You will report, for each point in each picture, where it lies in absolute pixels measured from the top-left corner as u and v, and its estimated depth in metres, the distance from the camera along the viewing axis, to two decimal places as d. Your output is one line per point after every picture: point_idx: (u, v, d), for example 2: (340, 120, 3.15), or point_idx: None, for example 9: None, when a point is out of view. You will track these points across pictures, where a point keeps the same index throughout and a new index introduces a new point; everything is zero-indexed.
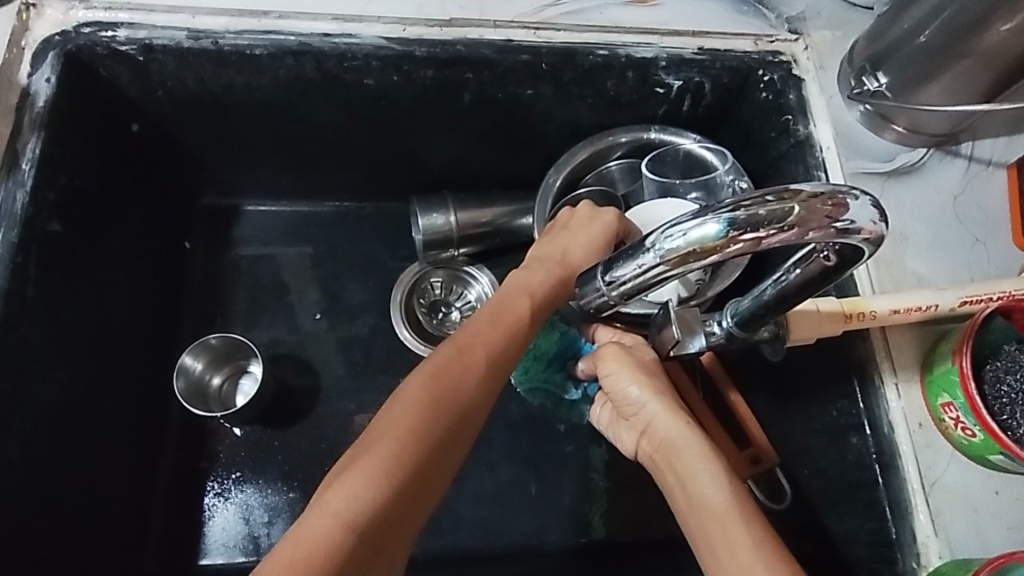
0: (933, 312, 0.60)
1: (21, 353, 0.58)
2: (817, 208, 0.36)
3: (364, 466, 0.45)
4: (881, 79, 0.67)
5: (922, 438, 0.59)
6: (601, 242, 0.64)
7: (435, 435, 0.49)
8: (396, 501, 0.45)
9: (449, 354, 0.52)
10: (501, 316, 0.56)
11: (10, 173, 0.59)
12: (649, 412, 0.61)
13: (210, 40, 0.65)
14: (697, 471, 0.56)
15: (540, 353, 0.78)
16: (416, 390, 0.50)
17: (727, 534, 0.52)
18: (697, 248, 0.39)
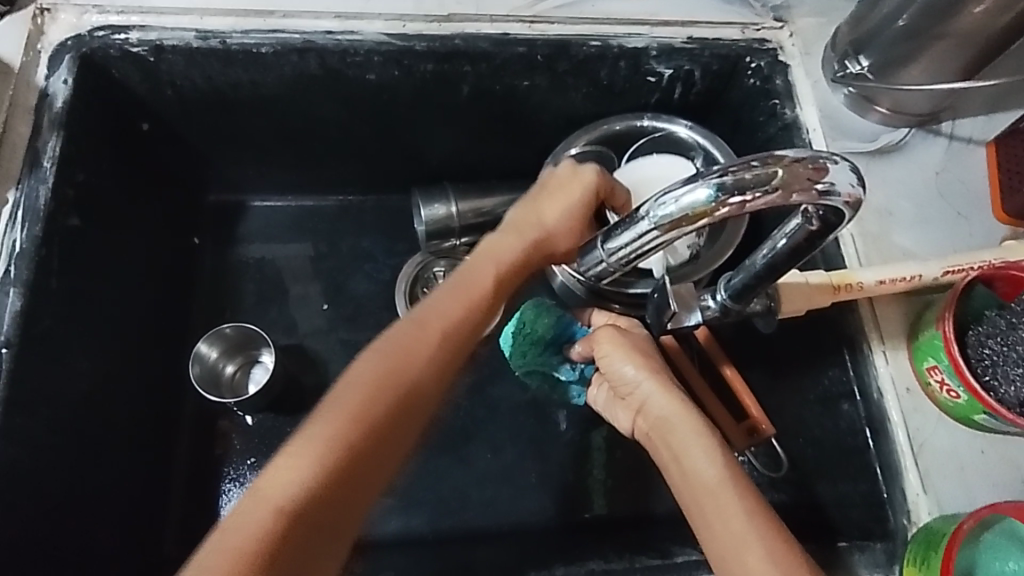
0: (917, 282, 0.63)
1: (57, 342, 0.60)
2: (800, 171, 0.38)
3: (302, 450, 0.47)
4: (864, 62, 0.70)
5: (911, 401, 0.62)
6: (580, 205, 0.64)
7: (382, 418, 0.50)
8: (335, 486, 0.47)
9: (404, 334, 0.54)
10: (467, 286, 0.58)
11: (33, 170, 0.61)
12: (644, 391, 0.63)
13: (218, 39, 0.68)
14: (689, 446, 0.58)
15: (534, 336, 0.78)
16: (364, 373, 0.51)
17: (720, 504, 0.54)
18: (689, 213, 0.41)
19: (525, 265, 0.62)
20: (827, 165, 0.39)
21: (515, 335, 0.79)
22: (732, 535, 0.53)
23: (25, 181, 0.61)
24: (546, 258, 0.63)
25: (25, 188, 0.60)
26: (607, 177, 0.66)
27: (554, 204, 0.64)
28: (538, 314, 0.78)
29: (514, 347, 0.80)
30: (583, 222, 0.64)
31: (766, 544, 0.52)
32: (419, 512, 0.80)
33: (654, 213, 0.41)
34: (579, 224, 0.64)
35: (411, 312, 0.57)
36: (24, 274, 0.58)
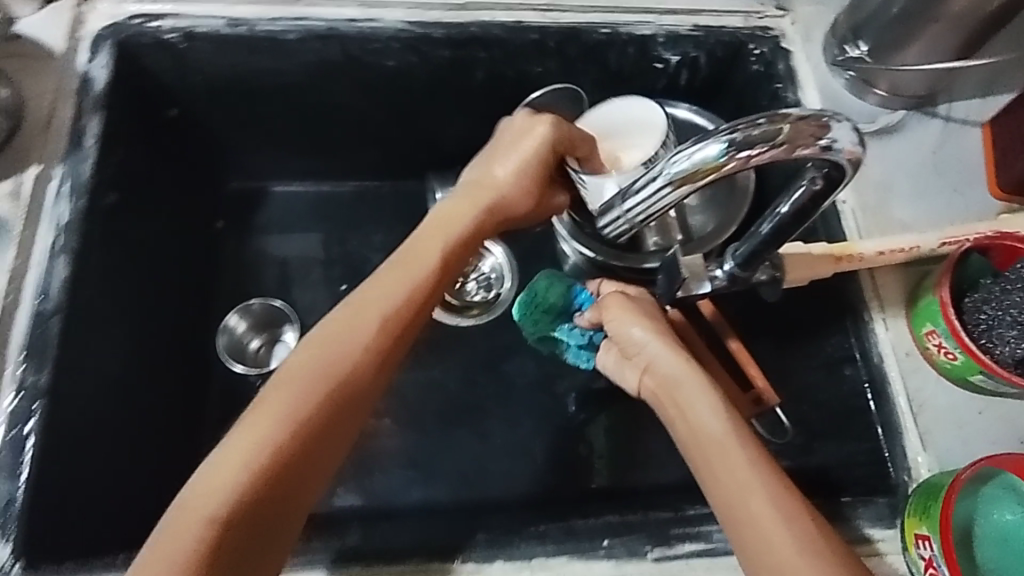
0: (915, 252, 0.66)
1: (97, 311, 0.63)
2: (805, 127, 0.41)
3: (233, 453, 0.46)
4: (862, 47, 0.74)
5: (909, 364, 0.65)
6: (532, 158, 0.62)
7: (317, 417, 0.49)
8: (273, 485, 0.46)
9: (331, 333, 0.52)
10: (408, 269, 0.56)
11: (74, 149, 0.64)
12: (651, 350, 0.67)
13: (245, 27, 0.71)
14: (695, 399, 0.61)
15: (546, 304, 0.84)
16: (294, 376, 0.50)
17: (724, 452, 0.57)
18: (699, 168, 0.44)
19: (481, 229, 0.62)
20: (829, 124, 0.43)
21: (528, 304, 0.86)
22: (736, 482, 0.55)
23: (68, 158, 0.64)
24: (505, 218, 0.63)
25: (67, 166, 0.64)
26: (567, 126, 0.63)
27: (504, 162, 0.63)
28: (550, 284, 0.85)
29: (528, 316, 0.86)
30: (537, 177, 0.63)
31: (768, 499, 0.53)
32: (438, 483, 0.83)
33: (668, 168, 0.44)
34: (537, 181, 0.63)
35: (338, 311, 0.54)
36: (70, 245, 0.61)
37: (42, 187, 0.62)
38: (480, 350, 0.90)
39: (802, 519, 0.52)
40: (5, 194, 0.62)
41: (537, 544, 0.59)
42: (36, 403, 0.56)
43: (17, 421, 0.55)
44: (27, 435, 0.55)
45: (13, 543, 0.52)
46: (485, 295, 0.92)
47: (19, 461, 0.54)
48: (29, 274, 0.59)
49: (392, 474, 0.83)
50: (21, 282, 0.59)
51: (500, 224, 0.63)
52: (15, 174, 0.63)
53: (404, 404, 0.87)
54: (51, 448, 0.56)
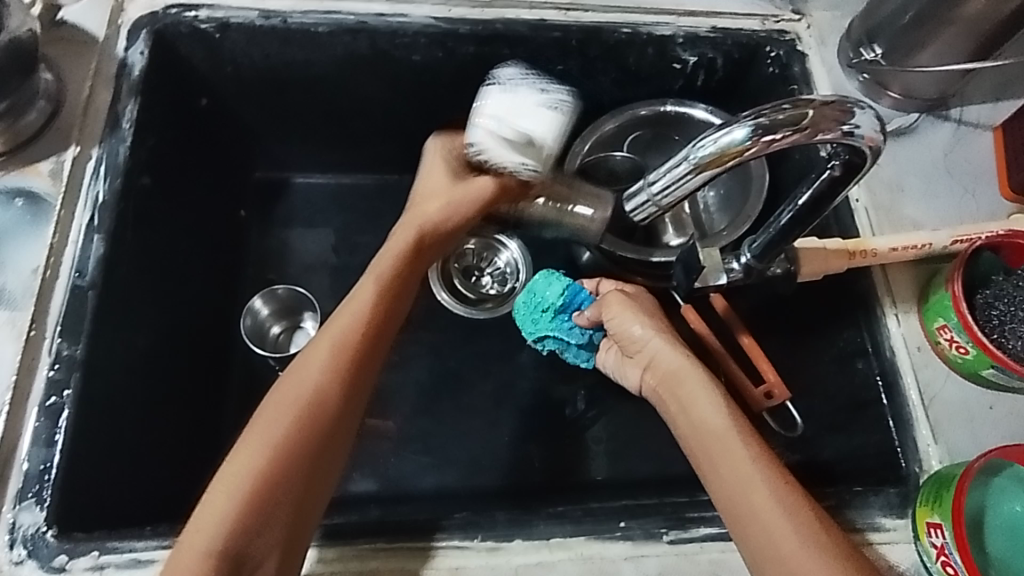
0: (927, 250, 0.67)
1: (128, 288, 0.65)
2: (828, 113, 0.43)
3: (222, 489, 0.52)
4: (877, 50, 0.76)
5: (921, 359, 0.67)
6: (435, 176, 0.68)
7: (298, 442, 0.53)
8: (262, 511, 0.51)
9: (298, 371, 0.57)
10: (360, 299, 0.60)
11: (113, 131, 0.66)
12: (653, 347, 0.68)
13: (279, 19, 0.73)
14: (698, 397, 0.63)
15: (545, 303, 0.83)
16: (272, 411, 0.55)
17: (726, 448, 0.59)
18: (725, 151, 0.45)
19: (417, 250, 0.65)
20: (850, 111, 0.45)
21: (528, 303, 0.84)
22: (738, 476, 0.57)
23: (106, 140, 0.66)
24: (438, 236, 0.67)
25: (106, 148, 0.66)
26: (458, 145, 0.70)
27: (420, 188, 0.69)
28: (549, 282, 0.82)
29: (528, 315, 0.85)
30: (445, 188, 0.68)
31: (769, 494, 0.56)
32: (453, 471, 0.84)
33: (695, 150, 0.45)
34: (451, 194, 0.66)
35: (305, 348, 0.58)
36: (106, 223, 0.63)
37: (81, 166, 0.64)
38: (495, 343, 0.92)
39: (804, 511, 0.55)
40: (46, 172, 0.64)
41: (556, 524, 0.60)
42: (72, 374, 0.57)
43: (53, 390, 0.56)
44: (63, 404, 0.56)
45: (47, 509, 0.53)
46: (500, 289, 0.94)
47: (55, 429, 0.55)
48: (66, 250, 0.61)
49: (406, 461, 0.84)
50: (60, 257, 0.61)
51: (434, 243, 0.66)
52: (56, 154, 0.65)
53: (419, 393, 0.88)
54: (85, 418, 0.58)
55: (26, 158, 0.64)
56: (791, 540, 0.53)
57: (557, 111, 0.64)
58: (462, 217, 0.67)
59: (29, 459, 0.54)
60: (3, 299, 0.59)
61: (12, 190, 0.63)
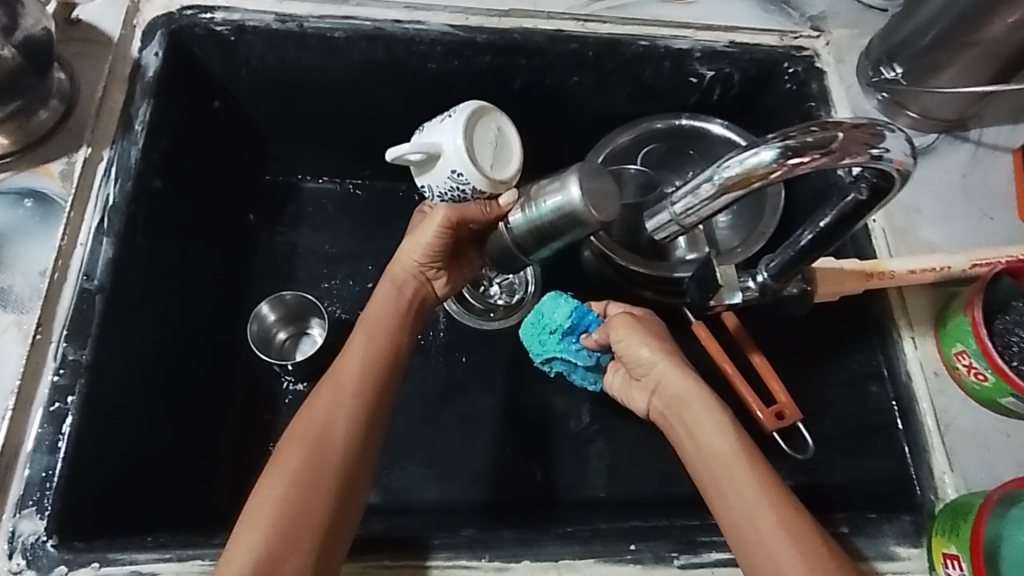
0: (946, 273, 0.67)
1: (136, 291, 0.64)
2: (858, 136, 0.42)
3: (247, 522, 0.54)
4: (897, 70, 0.75)
5: (937, 384, 0.65)
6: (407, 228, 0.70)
7: (317, 472, 0.56)
8: (287, 537, 0.53)
9: (308, 410, 0.59)
10: (361, 336, 0.63)
11: (125, 133, 0.66)
12: (658, 371, 0.67)
13: (296, 23, 0.73)
14: (703, 422, 0.62)
15: (553, 325, 0.81)
16: (287, 448, 0.57)
17: (732, 475, 0.59)
18: (751, 172, 0.45)
19: (403, 292, 0.66)
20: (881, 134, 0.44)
21: (535, 323, 0.83)
22: (746, 504, 0.57)
23: (118, 141, 0.65)
24: (415, 283, 0.67)
25: (117, 149, 0.65)
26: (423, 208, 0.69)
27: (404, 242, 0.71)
28: (557, 304, 0.80)
29: (535, 335, 0.84)
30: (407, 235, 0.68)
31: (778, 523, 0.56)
32: (456, 484, 0.83)
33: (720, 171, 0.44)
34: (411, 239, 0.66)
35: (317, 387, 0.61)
36: (116, 226, 0.62)
37: (92, 168, 0.64)
38: (502, 354, 0.91)
39: (811, 539, 0.55)
40: (57, 173, 0.63)
41: (564, 545, 0.59)
42: (77, 379, 0.56)
43: (58, 396, 0.55)
44: (67, 410, 0.55)
45: (48, 518, 0.52)
46: (508, 299, 0.93)
47: (59, 435, 0.54)
48: (75, 253, 0.60)
49: (409, 471, 0.83)
50: (68, 259, 0.60)
51: (411, 289, 0.67)
52: (67, 154, 0.64)
53: (424, 404, 0.87)
54: (90, 424, 0.57)
55: (36, 158, 0.63)
56: (800, 570, 0.53)
57: (455, 115, 0.59)
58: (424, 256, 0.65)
59: (31, 465, 0.53)
60: (10, 300, 0.58)
61: (22, 190, 0.62)
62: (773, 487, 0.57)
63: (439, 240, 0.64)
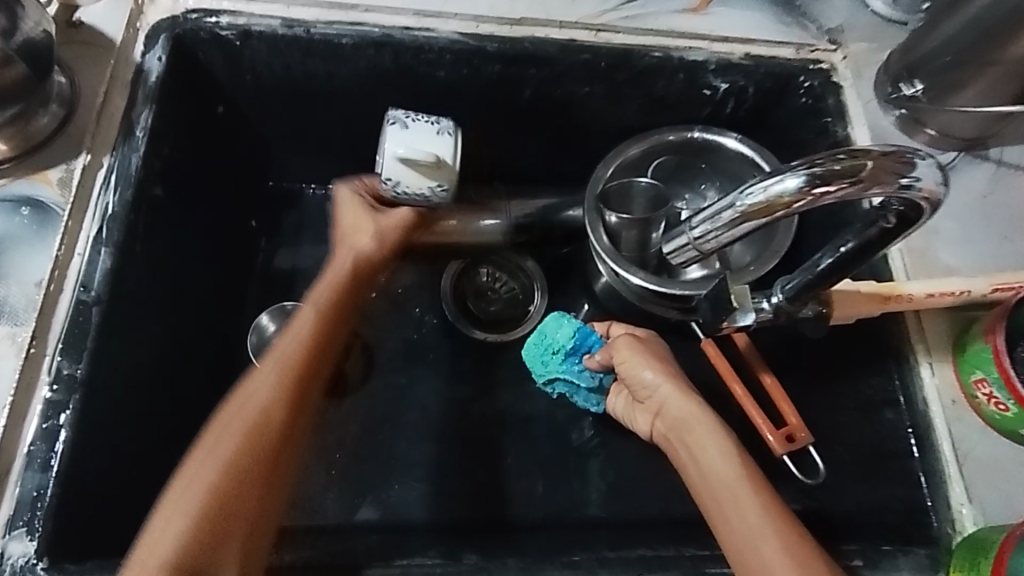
0: (965, 297, 0.64)
1: (134, 303, 0.62)
2: (887, 164, 0.41)
3: (174, 505, 0.52)
4: (917, 86, 0.73)
5: (955, 412, 0.64)
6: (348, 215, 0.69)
7: (252, 461, 0.54)
8: (218, 522, 0.52)
9: (246, 393, 0.57)
10: (298, 323, 0.62)
11: (126, 139, 0.64)
12: (662, 394, 0.67)
13: (303, 28, 0.71)
14: (706, 446, 0.62)
15: (555, 346, 0.81)
16: (220, 431, 0.55)
17: (736, 498, 0.58)
18: (775, 200, 0.43)
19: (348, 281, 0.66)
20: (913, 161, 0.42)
21: (537, 344, 0.83)
22: (748, 529, 0.56)
23: (119, 148, 0.63)
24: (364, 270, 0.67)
25: (118, 156, 0.63)
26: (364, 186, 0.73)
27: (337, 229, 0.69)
28: (559, 324, 0.81)
29: (537, 357, 0.83)
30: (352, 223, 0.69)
31: (780, 546, 0.54)
32: (457, 500, 0.81)
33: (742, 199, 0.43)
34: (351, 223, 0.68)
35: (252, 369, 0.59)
36: (115, 236, 0.60)
37: (92, 175, 0.62)
38: (505, 367, 0.89)
39: (812, 564, 0.53)
40: (55, 180, 0.61)
41: None
42: (72, 395, 0.55)
43: (52, 412, 0.54)
44: (61, 427, 0.54)
45: (38, 539, 0.51)
46: (513, 310, 0.92)
47: (53, 452, 0.53)
48: (72, 263, 0.59)
49: (409, 487, 0.81)
50: (65, 269, 0.58)
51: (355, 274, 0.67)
52: (66, 161, 0.62)
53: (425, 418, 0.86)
54: (85, 441, 0.55)
55: (35, 165, 0.62)
56: None
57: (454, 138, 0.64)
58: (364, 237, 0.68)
59: (22, 483, 0.52)
60: (5, 312, 0.57)
61: (19, 198, 0.60)
62: (778, 511, 0.56)
63: (375, 220, 0.68)
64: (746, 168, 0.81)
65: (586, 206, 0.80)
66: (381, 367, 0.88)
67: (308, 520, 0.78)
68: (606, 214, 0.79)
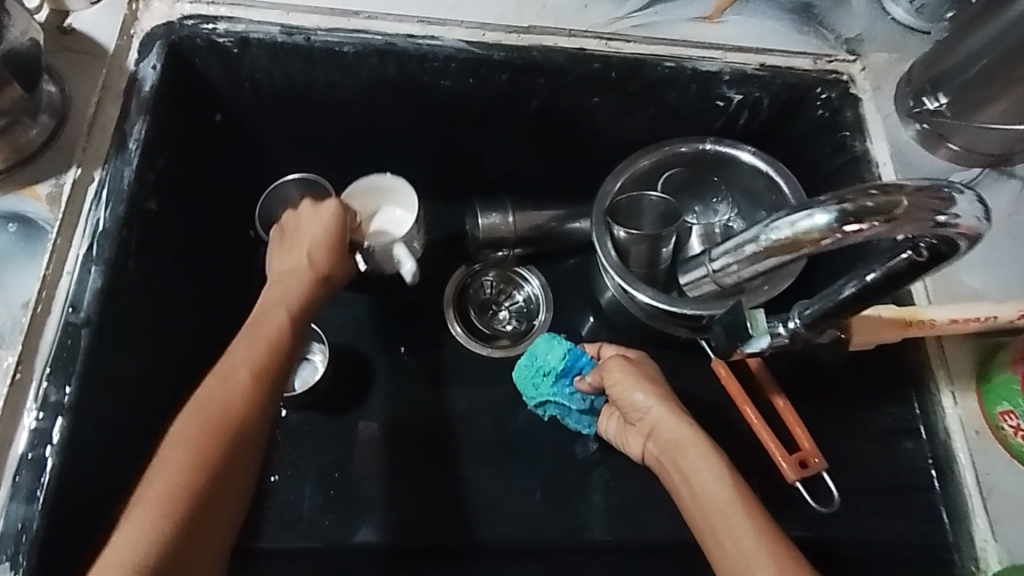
0: (992, 323, 0.61)
1: (125, 324, 0.60)
2: (921, 203, 0.40)
3: (139, 512, 0.48)
4: (942, 100, 0.70)
5: (979, 444, 0.61)
6: (325, 231, 0.66)
7: (214, 461, 0.51)
8: (185, 532, 0.48)
9: (211, 389, 0.54)
10: (264, 327, 0.59)
11: (119, 152, 0.61)
12: (654, 416, 0.65)
13: (302, 36, 0.68)
14: (698, 467, 0.59)
15: (546, 368, 0.79)
16: (182, 432, 0.52)
17: (729, 523, 0.55)
18: (800, 236, 0.45)
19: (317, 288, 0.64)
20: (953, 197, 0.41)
21: (528, 366, 0.81)
22: (743, 555, 0.53)
23: (111, 161, 0.61)
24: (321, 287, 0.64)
25: (110, 170, 0.61)
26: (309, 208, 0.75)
27: (305, 241, 0.66)
28: (550, 346, 0.79)
29: (528, 379, 0.81)
30: (337, 246, 0.67)
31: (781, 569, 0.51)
32: (458, 523, 0.79)
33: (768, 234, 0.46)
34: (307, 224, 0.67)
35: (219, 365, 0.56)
36: (105, 253, 0.58)
37: (82, 190, 0.60)
38: (509, 384, 0.86)
39: None
40: (44, 195, 0.59)
41: None
42: (58, 421, 0.52)
43: (38, 442, 0.52)
44: (48, 456, 0.51)
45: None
46: (517, 325, 0.90)
47: (38, 484, 0.51)
48: (61, 283, 0.56)
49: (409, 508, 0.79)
50: (54, 289, 0.56)
51: (325, 263, 0.65)
52: (56, 175, 0.60)
53: (426, 434, 0.82)
54: (72, 469, 0.53)
55: (23, 178, 0.59)
56: None
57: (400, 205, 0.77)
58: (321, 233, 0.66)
59: (6, 516, 0.50)
60: None
61: (6, 213, 0.58)
62: (772, 536, 0.53)
63: (337, 221, 0.67)
64: (760, 181, 0.79)
65: (593, 219, 0.78)
66: (379, 382, 0.84)
67: (306, 542, 0.76)
68: (615, 230, 0.77)
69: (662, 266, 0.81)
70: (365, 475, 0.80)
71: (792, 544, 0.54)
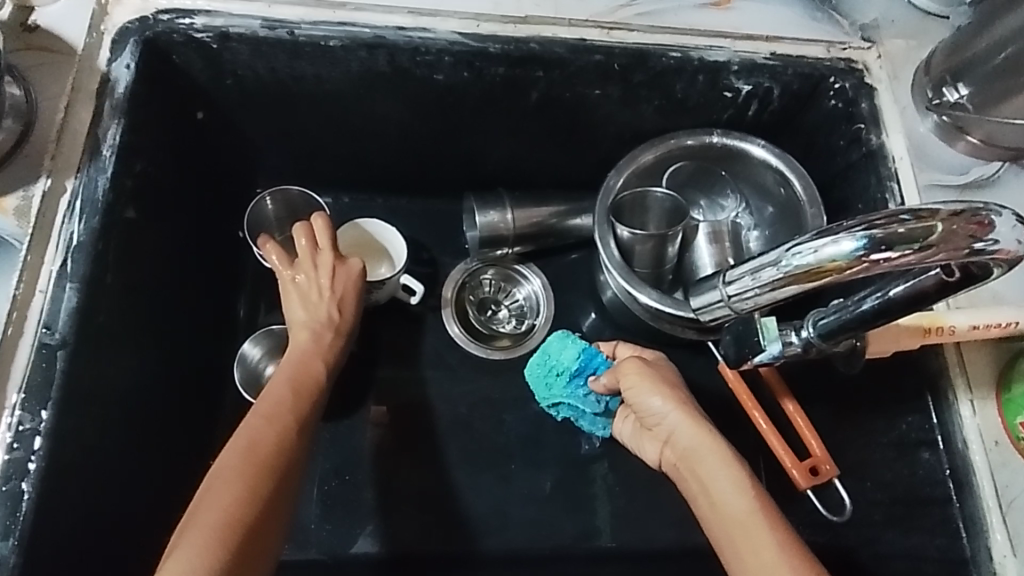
0: (1014, 329, 0.59)
1: (105, 340, 0.57)
2: (960, 228, 0.40)
3: (192, 542, 0.47)
4: (962, 91, 0.66)
5: (999, 456, 0.59)
6: (348, 285, 0.68)
7: (265, 493, 0.51)
8: (237, 563, 0.48)
9: (256, 426, 0.54)
10: (304, 379, 0.60)
11: (92, 159, 0.58)
12: (670, 422, 0.62)
13: (286, 29, 0.64)
14: (717, 477, 0.56)
15: (559, 367, 0.78)
16: (229, 468, 0.51)
17: (750, 537, 0.53)
18: (828, 263, 0.44)
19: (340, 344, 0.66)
20: (990, 218, 0.41)
21: (539, 365, 0.79)
22: (763, 568, 0.51)
23: (84, 169, 0.58)
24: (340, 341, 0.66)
25: (83, 179, 0.57)
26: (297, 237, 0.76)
27: (321, 291, 0.66)
28: (564, 344, 0.78)
29: (541, 378, 0.80)
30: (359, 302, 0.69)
31: None
32: (458, 531, 0.77)
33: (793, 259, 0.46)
34: (329, 268, 0.67)
35: (258, 404, 0.57)
36: (81, 270, 0.55)
37: (53, 202, 0.56)
38: (510, 387, 0.83)
39: None
40: (12, 209, 0.55)
41: None
42: (35, 450, 0.50)
43: (14, 474, 0.49)
44: (25, 488, 0.49)
45: None
46: (517, 325, 0.86)
47: (15, 518, 0.48)
48: (33, 302, 0.54)
49: (409, 517, 0.77)
50: (26, 309, 0.53)
51: (346, 320, 0.67)
52: (25, 185, 0.56)
53: (426, 440, 0.80)
54: (50, 499, 0.51)
55: None
56: None
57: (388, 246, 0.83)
58: (343, 276, 0.68)
59: None
60: None
61: None
62: (793, 548, 0.51)
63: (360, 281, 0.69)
64: (768, 177, 0.75)
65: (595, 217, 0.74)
66: (376, 387, 0.81)
67: (304, 553, 0.74)
68: (618, 229, 0.73)
69: (666, 266, 0.78)
70: (363, 485, 0.77)
71: (812, 555, 0.52)
